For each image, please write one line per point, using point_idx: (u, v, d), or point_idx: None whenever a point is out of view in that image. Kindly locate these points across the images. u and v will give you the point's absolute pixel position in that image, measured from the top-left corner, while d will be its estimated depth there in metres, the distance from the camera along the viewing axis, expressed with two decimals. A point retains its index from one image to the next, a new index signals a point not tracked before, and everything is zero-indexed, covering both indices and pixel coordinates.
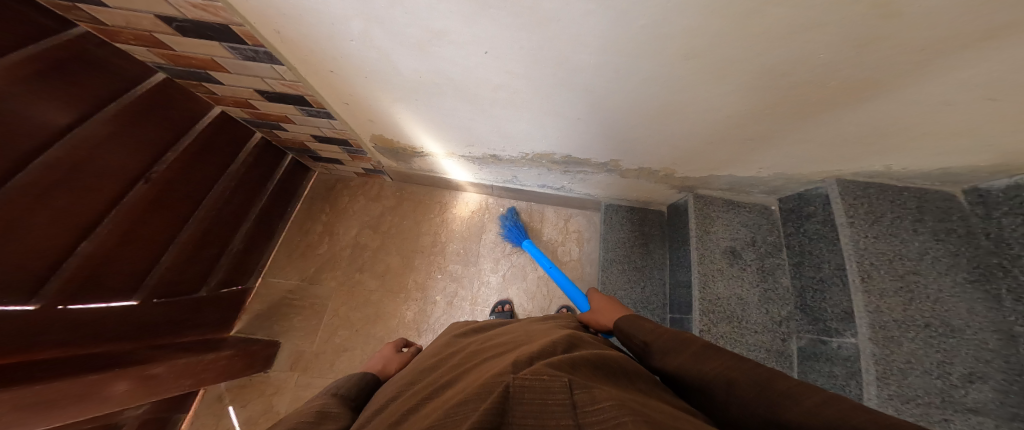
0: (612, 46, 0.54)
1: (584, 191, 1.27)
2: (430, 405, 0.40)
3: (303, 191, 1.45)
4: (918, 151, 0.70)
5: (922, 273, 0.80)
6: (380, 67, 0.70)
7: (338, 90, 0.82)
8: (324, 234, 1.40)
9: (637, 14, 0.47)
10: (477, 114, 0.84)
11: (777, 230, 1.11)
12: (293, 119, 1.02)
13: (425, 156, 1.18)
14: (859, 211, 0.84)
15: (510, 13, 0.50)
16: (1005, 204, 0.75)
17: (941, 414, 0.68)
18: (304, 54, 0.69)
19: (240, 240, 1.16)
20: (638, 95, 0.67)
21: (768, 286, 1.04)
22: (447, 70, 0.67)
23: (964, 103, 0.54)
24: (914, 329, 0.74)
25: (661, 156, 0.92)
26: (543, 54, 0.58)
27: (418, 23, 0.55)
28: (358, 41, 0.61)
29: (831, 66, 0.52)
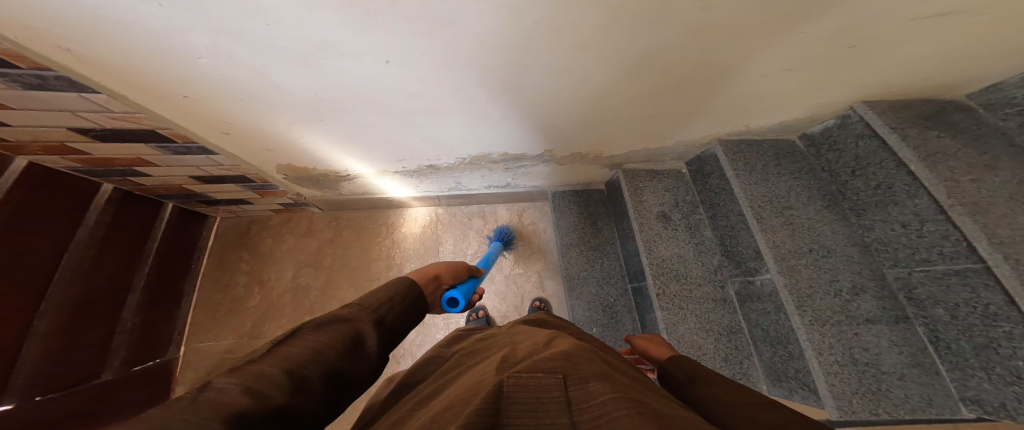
0: (513, 44, 0.57)
1: (529, 184, 1.29)
2: (414, 414, 0.36)
3: (203, 241, 1.37)
4: (765, 109, 0.88)
5: (795, 208, 0.97)
6: (256, 86, 0.64)
7: (201, 120, 0.76)
8: (252, 285, 1.34)
9: (528, 11, 0.50)
10: (401, 128, 0.83)
11: (691, 189, 1.21)
12: (153, 161, 0.92)
13: (353, 179, 1.14)
14: (740, 163, 1.00)
15: (401, 19, 0.50)
16: (827, 147, 0.99)
17: (850, 328, 0.83)
18: (133, 80, 0.61)
19: (129, 311, 1.09)
20: (554, 87, 0.71)
21: (697, 240, 1.14)
22: (344, 82, 0.64)
23: (772, 75, 0.72)
24: (805, 256, 0.90)
25: (589, 140, 0.97)
26: (448, 57, 0.59)
27: (295, 35, 0.52)
28: (209, 57, 0.55)
29: (686, 50, 0.62)
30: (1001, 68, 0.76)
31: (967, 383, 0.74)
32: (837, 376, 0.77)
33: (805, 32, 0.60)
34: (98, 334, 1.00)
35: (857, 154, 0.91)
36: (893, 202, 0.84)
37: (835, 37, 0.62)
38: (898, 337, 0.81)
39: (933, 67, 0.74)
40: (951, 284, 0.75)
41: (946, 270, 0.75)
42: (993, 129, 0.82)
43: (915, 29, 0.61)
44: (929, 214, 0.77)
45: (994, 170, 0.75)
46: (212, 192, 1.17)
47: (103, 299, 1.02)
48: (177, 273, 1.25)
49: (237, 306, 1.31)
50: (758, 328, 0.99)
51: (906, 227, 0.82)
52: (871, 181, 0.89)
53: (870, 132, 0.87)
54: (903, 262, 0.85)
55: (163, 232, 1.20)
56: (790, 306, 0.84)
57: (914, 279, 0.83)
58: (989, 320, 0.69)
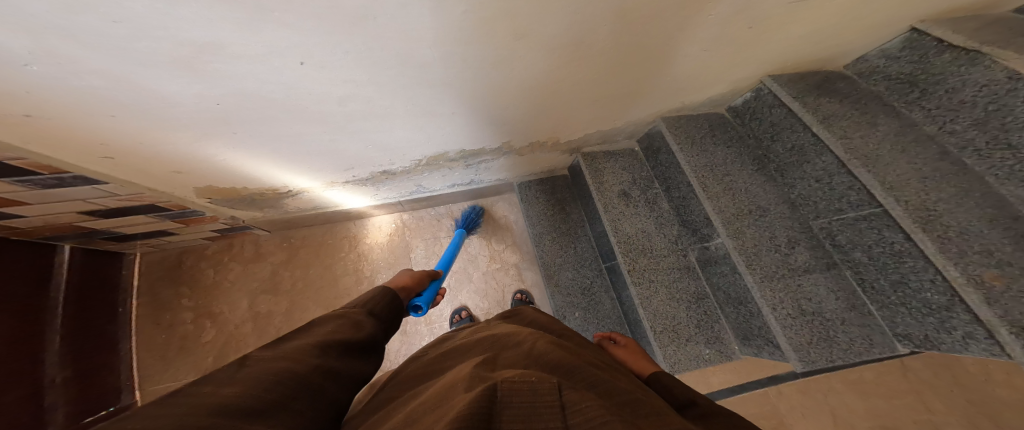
0: (448, 37, 0.57)
1: (493, 178, 1.30)
2: (397, 415, 0.35)
3: (121, 282, 1.21)
4: (694, 86, 0.96)
5: (733, 174, 1.07)
6: (142, 98, 0.58)
7: (71, 145, 0.67)
8: (201, 320, 1.22)
9: (454, 3, 0.50)
10: (345, 133, 0.80)
11: (645, 166, 1.27)
12: (21, 199, 0.79)
13: (300, 194, 1.07)
14: (682, 136, 1.08)
15: (312, 17, 0.47)
16: (748, 116, 1.10)
17: (794, 280, 0.94)
18: (8, 104, 0.53)
19: (45, 370, 0.97)
20: (494, 79, 0.72)
21: (656, 214, 1.21)
22: (257, 91, 0.61)
23: (692, 55, 0.79)
24: (747, 218, 1.00)
25: (544, 129, 0.99)
26: (378, 54, 0.58)
27: (155, 36, 0.45)
28: (38, 63, 0.46)
29: (613, 36, 0.66)
30: (874, 40, 0.91)
31: (895, 319, 0.85)
32: (791, 328, 0.87)
33: (714, 15, 0.66)
34: (10, 400, 0.88)
35: (772, 120, 1.03)
36: (806, 160, 0.97)
37: (737, 18, 0.69)
38: (832, 283, 0.93)
39: (824, 39, 0.85)
40: (863, 228, 0.87)
41: (857, 216, 0.87)
42: (869, 92, 0.97)
43: (797, 11, 0.70)
44: (834, 169, 0.89)
45: (875, 125, 0.89)
46: (116, 227, 1.04)
47: (6, 362, 0.89)
48: (95, 321, 1.11)
49: (188, 345, 1.19)
50: (720, 291, 1.08)
51: (820, 182, 0.94)
52: (788, 144, 1.01)
53: (778, 102, 0.98)
54: (823, 213, 0.96)
55: (66, 277, 1.05)
56: (742, 266, 0.93)
57: (834, 227, 0.94)
58: (897, 257, 0.81)
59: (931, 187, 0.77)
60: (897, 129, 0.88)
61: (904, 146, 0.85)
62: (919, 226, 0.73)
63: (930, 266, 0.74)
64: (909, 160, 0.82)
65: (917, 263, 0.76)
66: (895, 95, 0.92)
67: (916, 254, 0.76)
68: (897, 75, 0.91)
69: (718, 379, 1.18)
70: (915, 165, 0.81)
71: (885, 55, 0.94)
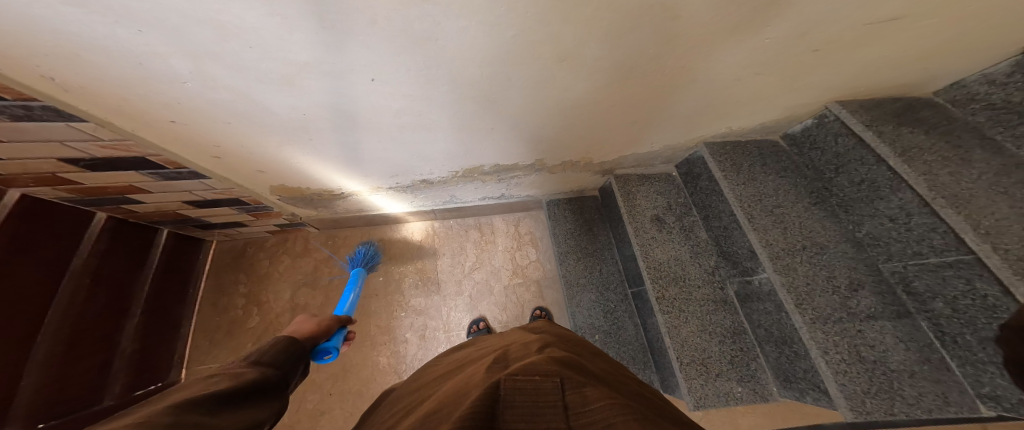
0: (497, 57, 0.58)
1: (523, 194, 1.30)
2: (410, 415, 0.36)
3: (202, 265, 1.36)
4: (745, 112, 0.90)
5: (785, 206, 0.98)
6: (243, 109, 0.65)
7: (189, 144, 0.76)
8: (249, 307, 1.32)
9: (506, 27, 0.52)
10: (389, 144, 0.84)
11: (683, 192, 1.21)
12: (146, 188, 0.91)
13: (348, 196, 1.14)
14: (727, 164, 1.01)
15: (383, 38, 0.51)
16: (807, 145, 1.01)
17: (854, 326, 0.82)
18: (124, 108, 0.62)
19: (131, 337, 1.09)
20: (536, 99, 0.73)
21: (693, 242, 1.14)
22: (333, 103, 0.66)
23: (745, 78, 0.74)
24: (798, 253, 0.90)
25: (576, 148, 0.98)
26: (433, 73, 0.60)
27: (273, 57, 0.52)
28: (195, 82, 0.56)
29: (660, 58, 0.64)
30: (967, 64, 0.80)
31: (982, 379, 0.72)
32: (846, 376, 0.76)
33: (772, 38, 0.62)
34: (93, 362, 0.98)
35: (837, 151, 0.93)
36: (878, 196, 0.86)
37: (796, 41, 0.64)
38: (902, 333, 0.80)
39: (908, 63, 0.76)
40: (947, 277, 0.75)
41: (939, 262, 0.76)
42: (963, 123, 0.85)
43: (876, 33, 0.64)
44: (913, 208, 0.79)
45: (967, 163, 0.78)
46: (205, 216, 1.17)
47: (100, 325, 1.01)
48: (176, 297, 1.25)
49: (238, 327, 1.29)
50: (762, 329, 0.98)
51: (894, 221, 0.84)
52: (854, 178, 0.91)
53: (846, 130, 0.89)
54: (896, 256, 0.85)
55: (159, 256, 1.20)
56: (790, 305, 0.83)
57: (910, 272, 0.83)
58: (989, 313, 0.69)
59: None
60: (1000, 168, 0.75)
61: (1006, 187, 0.72)
62: (1018, 277, 0.62)
63: None
64: (1010, 203, 0.69)
65: None
66: (998, 127, 0.80)
67: (1013, 310, 0.64)
68: (999, 104, 0.79)
69: (748, 422, 1.05)
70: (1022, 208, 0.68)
71: (987, 79, 0.81)
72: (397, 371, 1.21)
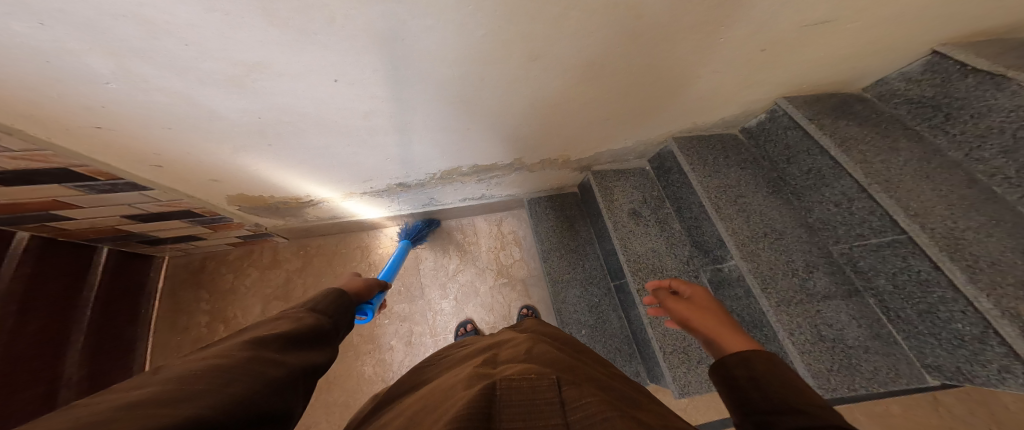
0: (469, 56, 0.58)
1: (504, 193, 1.30)
2: (402, 415, 0.35)
3: (154, 284, 1.26)
4: (708, 109, 0.96)
5: (747, 196, 1.04)
6: (192, 113, 0.61)
7: (123, 152, 0.70)
8: (213, 325, 1.23)
9: (475, 25, 0.52)
10: (363, 147, 0.81)
11: (656, 185, 1.26)
12: (74, 202, 0.82)
13: (321, 203, 1.09)
14: (694, 158, 1.07)
15: (346, 36, 0.50)
16: (763, 138, 1.08)
17: (813, 306, 0.89)
18: (41, 112, 0.55)
19: (67, 370, 0.98)
20: (511, 98, 0.73)
21: (666, 234, 1.19)
22: (296, 106, 0.63)
23: (706, 76, 0.78)
24: (761, 240, 0.97)
25: (556, 146, 1.00)
26: (402, 73, 0.59)
27: (214, 56, 0.49)
28: (117, 83, 0.52)
29: (626, 57, 0.66)
30: (890, 64, 0.89)
31: (924, 350, 0.80)
32: (811, 355, 0.82)
33: (725, 38, 0.66)
34: (25, 400, 0.88)
35: (788, 144, 1.01)
36: (824, 184, 0.94)
37: (746, 41, 0.68)
38: (854, 311, 0.88)
39: (841, 61, 0.84)
40: (886, 255, 0.83)
41: (879, 242, 0.84)
42: (888, 116, 0.94)
43: (812, 34, 0.70)
44: (853, 193, 0.87)
45: (892, 152, 0.87)
46: (150, 230, 1.08)
47: (30, 359, 0.90)
48: (124, 321, 1.14)
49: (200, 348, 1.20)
50: (734, 314, 1.04)
51: (838, 206, 0.92)
52: (804, 167, 0.99)
53: (794, 124, 0.96)
54: (843, 239, 0.93)
55: (100, 276, 1.09)
56: (757, 290, 0.89)
57: (855, 253, 0.91)
58: (923, 287, 0.77)
59: (960, 216, 0.74)
60: (921, 155, 0.86)
61: (928, 172, 0.82)
62: (944, 253, 0.70)
63: (960, 297, 0.69)
64: (931, 187, 0.79)
65: (945, 294, 0.72)
66: (918, 120, 0.89)
67: (942, 283, 0.72)
68: (918, 99, 0.87)
69: None
70: (941, 192, 0.78)
71: (906, 77, 0.90)
72: (383, 380, 1.17)
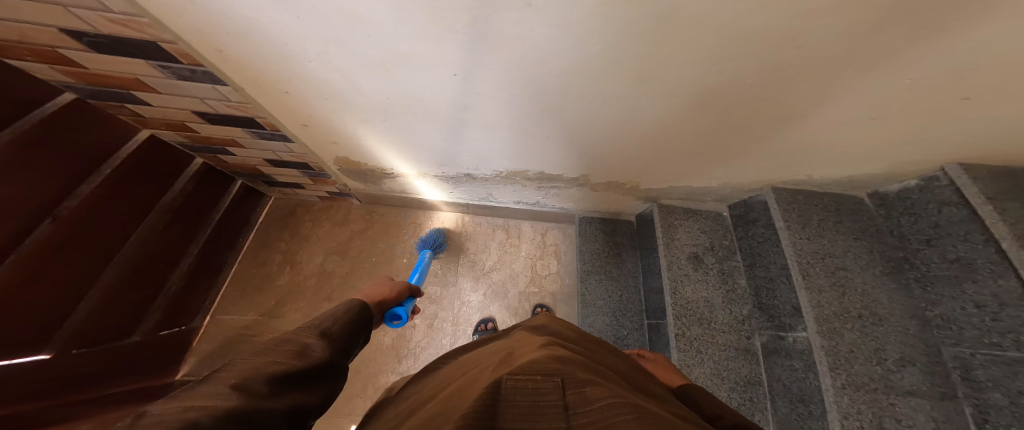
0: (579, 68, 0.59)
1: (558, 205, 1.30)
2: (426, 406, 0.38)
3: (257, 219, 1.45)
4: (837, 163, 0.85)
5: (849, 269, 0.92)
6: (341, 88, 0.70)
7: (291, 112, 0.83)
8: (283, 264, 1.38)
9: (592, 41, 0.53)
10: (445, 134, 0.87)
11: (731, 234, 1.18)
12: (243, 143, 1.02)
13: (395, 177, 1.18)
14: (793, 215, 0.96)
15: (472, 37, 0.54)
16: (901, 208, 0.93)
17: (887, 399, 0.76)
18: (253, 75, 0.69)
19: (177, 278, 1.14)
20: (598, 113, 0.73)
21: (728, 287, 1.10)
22: (412, 91, 0.70)
23: (853, 121, 0.68)
24: (849, 320, 0.84)
25: (625, 171, 0.98)
26: (512, 75, 0.63)
27: (381, 46, 0.57)
28: (317, 62, 0.62)
29: (755, 88, 0.61)
30: None
31: None
32: None
33: (912, 78, 0.55)
34: (143, 294, 1.03)
35: (936, 221, 0.84)
36: (971, 278, 0.76)
37: (941, 84, 0.55)
38: (938, 413, 0.76)
39: None
40: (1019, 373, 0.67)
41: (1016, 357, 0.67)
42: None
43: None
44: (1012, 299, 0.68)
45: None
46: (275, 174, 1.26)
47: (156, 261, 1.05)
48: (225, 247, 1.32)
49: (268, 281, 1.35)
50: (780, 383, 0.92)
51: (981, 308, 0.74)
52: (947, 254, 0.81)
53: (956, 199, 0.78)
54: (965, 342, 0.78)
55: (227, 206, 1.32)
56: (823, 366, 0.78)
57: (975, 361, 0.75)
58: None
59: None
60: None
61: None
62: None
63: None
64: None
65: None
66: None
67: None
68: None
69: None
70: None
71: None
72: (399, 354, 1.22)
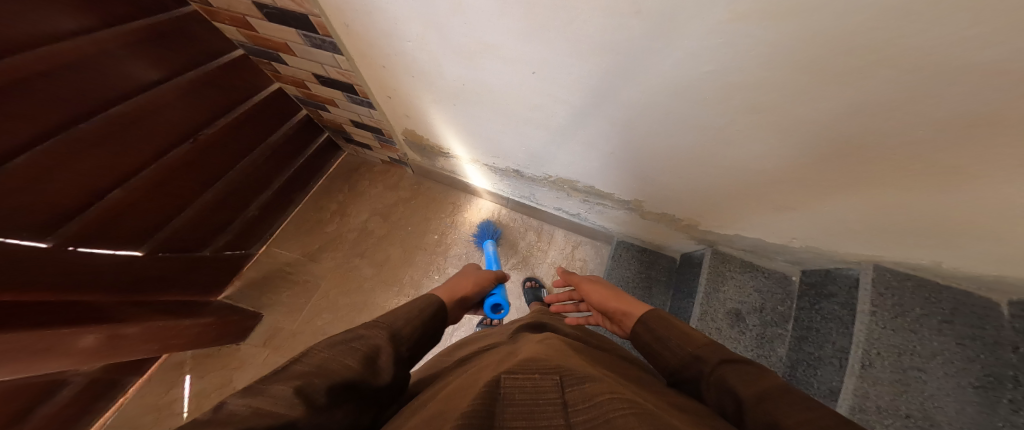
0: (676, 90, 0.56)
1: (601, 223, 1.31)
2: (431, 404, 0.37)
3: (329, 168, 1.77)
4: (982, 260, 0.58)
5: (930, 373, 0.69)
6: (426, 67, 0.83)
7: (381, 81, 1.02)
8: (335, 214, 1.67)
9: (706, 60, 0.47)
10: (507, 129, 0.93)
11: (790, 302, 1.04)
12: (339, 104, 1.30)
13: (450, 158, 1.33)
14: (888, 301, 0.74)
15: (567, 40, 0.54)
16: None
17: None
18: (363, 45, 0.86)
19: (255, 208, 1.46)
20: (676, 140, 0.69)
21: (761, 352, 1.00)
22: (489, 81, 0.77)
23: None
24: (891, 419, 0.67)
25: (682, 207, 0.94)
26: (591, 84, 0.63)
27: (472, 34, 0.63)
28: (414, 42, 0.74)
29: (922, 148, 0.43)
30: None
31: None
32: None
33: None
34: (224, 216, 1.31)
35: None
36: None
37: None
38: None
39: None
40: None
41: None
42: None
43: None
44: None
45: None
46: (354, 134, 1.55)
47: (234, 192, 1.30)
48: (297, 188, 1.64)
49: (320, 225, 1.64)
50: None
51: None
52: None
53: None
54: None
55: (309, 153, 1.64)
56: None
57: None
58: None
59: None
60: None
61: None
62: None
63: None
64: None
65: None
66: None
67: None
68: None
69: None
70: None
71: None
72: None
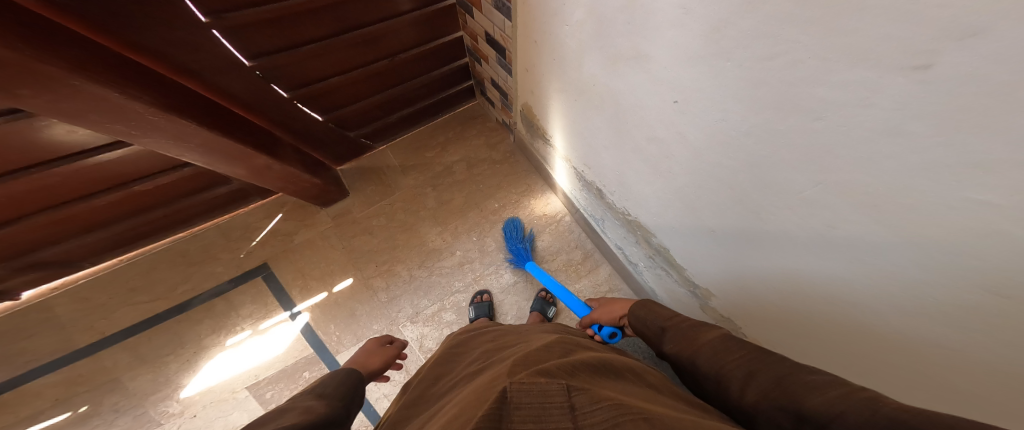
0: (861, 207, 0.42)
1: (652, 285, 1.18)
2: (456, 399, 0.41)
3: (459, 107, 1.90)
4: None
5: None
6: (569, 55, 0.84)
7: (528, 58, 1.08)
8: (439, 145, 1.81)
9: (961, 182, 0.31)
10: (613, 148, 0.89)
11: None
12: (493, 64, 1.40)
13: (549, 147, 1.31)
14: None
15: (742, 78, 0.47)
16: None
17: None
18: (529, 17, 0.93)
19: (395, 117, 1.73)
20: (802, 255, 0.55)
21: None
22: (621, 93, 0.74)
23: None
24: None
25: (764, 329, 0.78)
26: (740, 144, 0.54)
27: (634, 39, 0.62)
28: (571, 26, 0.77)
29: None
30: None
31: None
32: None
33: None
34: (374, 113, 1.64)
35: None
36: None
37: None
38: None
39: None
40: None
41: None
42: None
43: None
44: None
45: None
46: (492, 92, 1.64)
47: (388, 98, 1.60)
48: (428, 115, 1.84)
49: (420, 146, 1.82)
50: None
51: None
52: None
53: None
54: None
55: (453, 93, 1.80)
56: None
57: None
58: None
59: None
60: None
61: None
62: None
63: None
64: None
65: None
66: None
67: None
68: None
69: None
70: None
71: None
72: (423, 261, 1.53)
